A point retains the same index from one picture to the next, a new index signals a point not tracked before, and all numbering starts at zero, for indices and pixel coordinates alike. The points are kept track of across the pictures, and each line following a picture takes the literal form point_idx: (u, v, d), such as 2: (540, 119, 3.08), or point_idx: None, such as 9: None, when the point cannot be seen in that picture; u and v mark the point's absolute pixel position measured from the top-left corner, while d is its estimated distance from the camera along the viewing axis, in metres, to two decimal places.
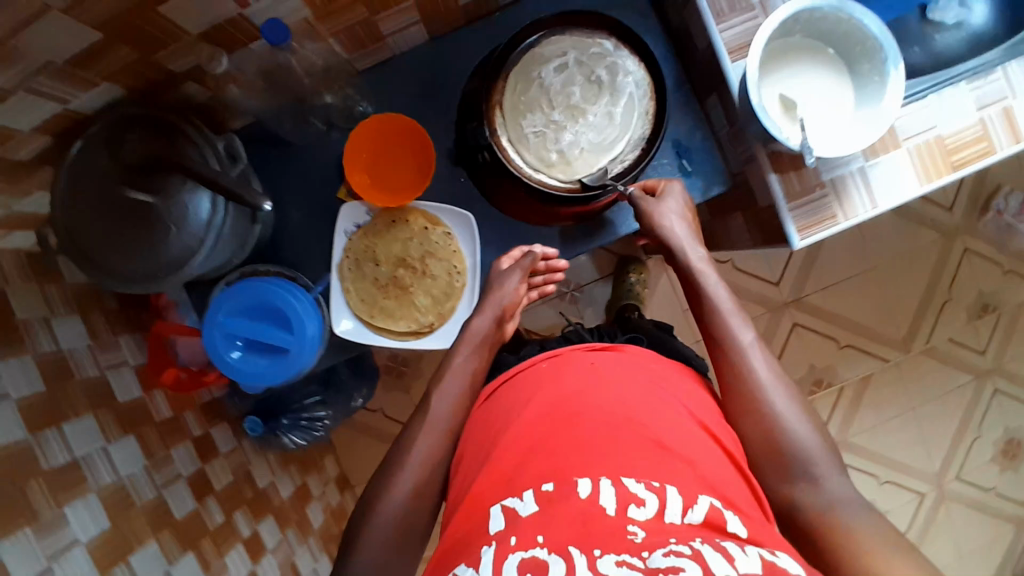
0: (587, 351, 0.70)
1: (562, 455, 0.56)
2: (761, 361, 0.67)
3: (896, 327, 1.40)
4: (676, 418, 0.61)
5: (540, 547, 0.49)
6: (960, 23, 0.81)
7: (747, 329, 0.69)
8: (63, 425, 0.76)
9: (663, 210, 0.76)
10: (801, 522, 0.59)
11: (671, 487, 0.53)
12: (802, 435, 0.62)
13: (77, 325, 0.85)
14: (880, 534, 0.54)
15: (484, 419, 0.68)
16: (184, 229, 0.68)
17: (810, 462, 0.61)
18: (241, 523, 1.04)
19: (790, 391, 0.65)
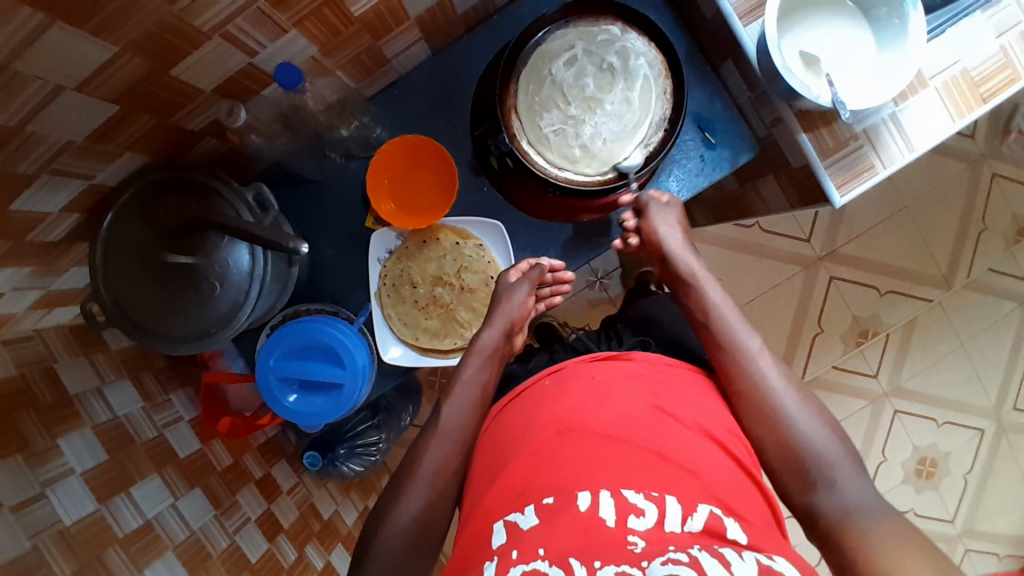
0: (590, 361, 0.69)
1: (566, 468, 0.57)
2: (770, 371, 0.69)
3: (934, 265, 1.36)
4: (680, 429, 0.61)
5: (540, 560, 0.50)
6: None
7: (753, 337, 0.72)
8: (132, 489, 0.76)
9: (658, 216, 0.83)
10: (818, 526, 0.62)
11: (671, 496, 0.54)
12: (817, 441, 0.65)
13: (128, 390, 0.82)
14: (894, 536, 0.57)
15: (498, 429, 0.67)
16: (228, 285, 0.68)
17: (824, 469, 0.63)
18: (314, 555, 1.05)
19: (801, 399, 0.68)
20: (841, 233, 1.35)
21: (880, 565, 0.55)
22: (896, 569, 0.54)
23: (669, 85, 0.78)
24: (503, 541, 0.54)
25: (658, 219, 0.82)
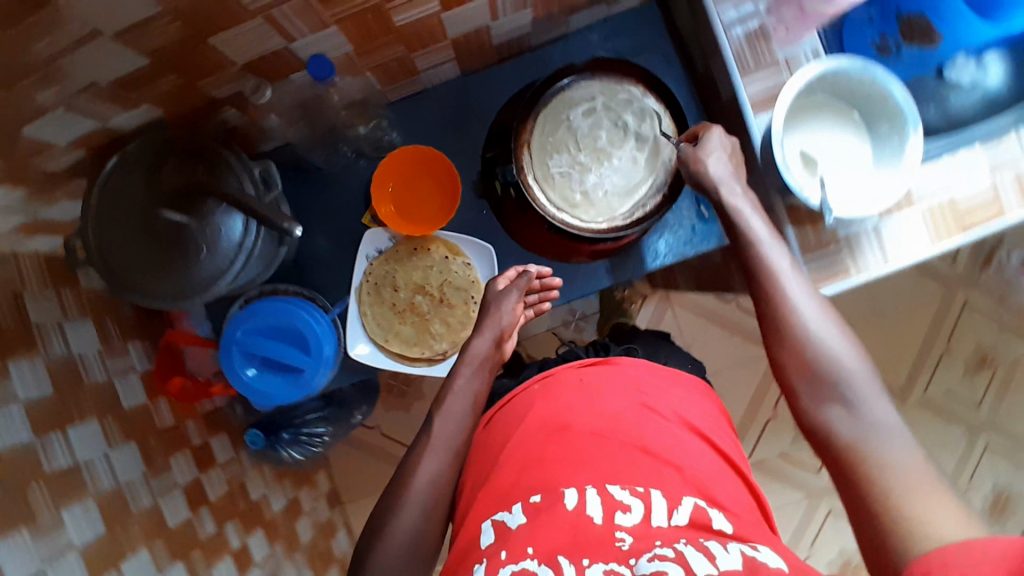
0: (578, 366, 0.73)
1: (552, 467, 0.61)
2: (790, 266, 0.66)
3: (895, 375, 1.41)
4: (662, 426, 0.65)
5: (529, 558, 0.54)
6: (975, 84, 0.83)
7: (775, 239, 0.69)
8: (69, 429, 0.76)
9: (703, 155, 0.73)
10: (830, 444, 0.57)
11: (655, 491, 0.58)
12: (844, 364, 0.60)
13: (88, 331, 0.83)
14: (916, 466, 0.52)
15: (493, 428, 0.71)
16: (215, 253, 0.70)
17: (846, 384, 0.59)
18: (232, 534, 1.04)
19: (819, 297, 0.65)
20: None
21: (893, 492, 0.51)
22: (912, 496, 0.50)
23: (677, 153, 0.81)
24: (493, 542, 0.58)
25: (704, 157, 0.73)
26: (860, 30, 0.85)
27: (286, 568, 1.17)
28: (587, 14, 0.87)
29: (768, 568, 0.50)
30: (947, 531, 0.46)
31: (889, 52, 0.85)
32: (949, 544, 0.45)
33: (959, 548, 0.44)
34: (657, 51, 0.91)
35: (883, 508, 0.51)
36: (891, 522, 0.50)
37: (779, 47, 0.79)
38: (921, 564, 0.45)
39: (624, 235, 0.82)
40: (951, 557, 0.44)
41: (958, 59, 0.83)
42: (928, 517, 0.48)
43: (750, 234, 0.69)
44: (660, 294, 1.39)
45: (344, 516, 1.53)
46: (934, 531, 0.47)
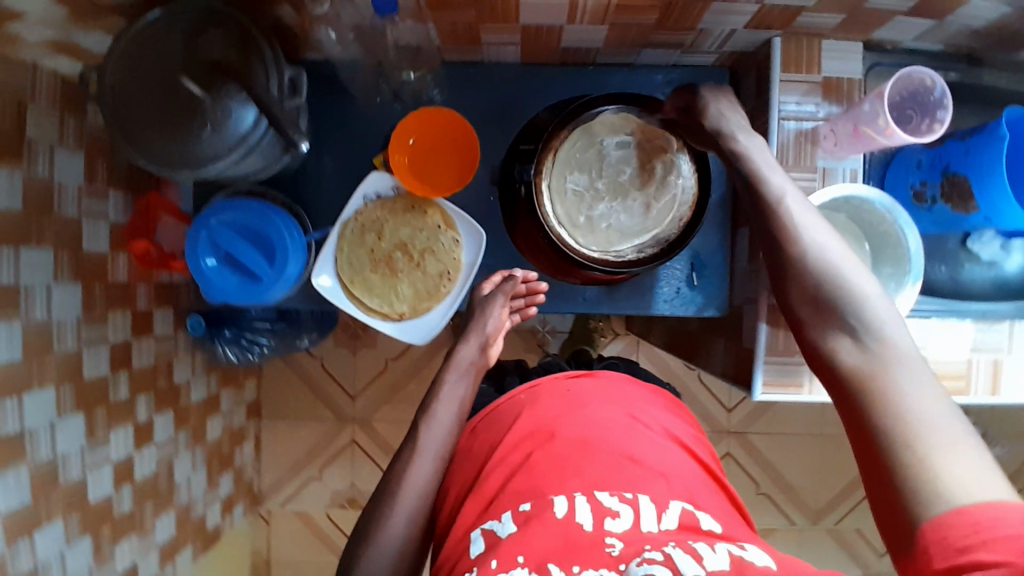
0: (564, 378, 0.80)
1: (540, 476, 0.65)
2: (805, 214, 0.65)
3: (817, 497, 1.52)
4: (642, 434, 0.71)
5: (520, 566, 0.57)
6: (992, 262, 0.88)
7: (789, 189, 0.66)
8: (21, 249, 0.78)
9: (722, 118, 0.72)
10: (840, 381, 0.56)
11: (643, 496, 0.63)
12: (860, 293, 0.59)
13: (78, 164, 0.87)
14: (933, 406, 0.51)
15: (478, 433, 0.77)
16: (220, 133, 0.68)
17: (856, 317, 0.58)
18: (142, 407, 1.04)
19: (835, 234, 0.63)
20: (756, 422, 1.50)
21: (915, 433, 0.50)
22: (936, 440, 0.49)
23: (690, 216, 0.81)
24: (483, 551, 0.62)
25: (709, 100, 0.74)
26: (905, 172, 0.86)
27: (184, 456, 1.19)
28: (660, 53, 0.87)
29: (754, 564, 0.55)
30: (967, 485, 0.46)
31: (925, 201, 0.85)
32: (976, 504, 0.44)
33: (982, 515, 0.44)
34: None
35: (904, 453, 0.49)
36: (907, 475, 0.48)
37: (822, 155, 0.82)
38: (934, 544, 0.45)
39: (622, 272, 0.83)
40: (973, 525, 0.44)
41: (985, 235, 0.87)
42: (948, 467, 0.47)
43: (769, 191, 0.67)
44: (632, 336, 1.45)
45: (257, 428, 1.54)
46: (954, 486, 0.46)
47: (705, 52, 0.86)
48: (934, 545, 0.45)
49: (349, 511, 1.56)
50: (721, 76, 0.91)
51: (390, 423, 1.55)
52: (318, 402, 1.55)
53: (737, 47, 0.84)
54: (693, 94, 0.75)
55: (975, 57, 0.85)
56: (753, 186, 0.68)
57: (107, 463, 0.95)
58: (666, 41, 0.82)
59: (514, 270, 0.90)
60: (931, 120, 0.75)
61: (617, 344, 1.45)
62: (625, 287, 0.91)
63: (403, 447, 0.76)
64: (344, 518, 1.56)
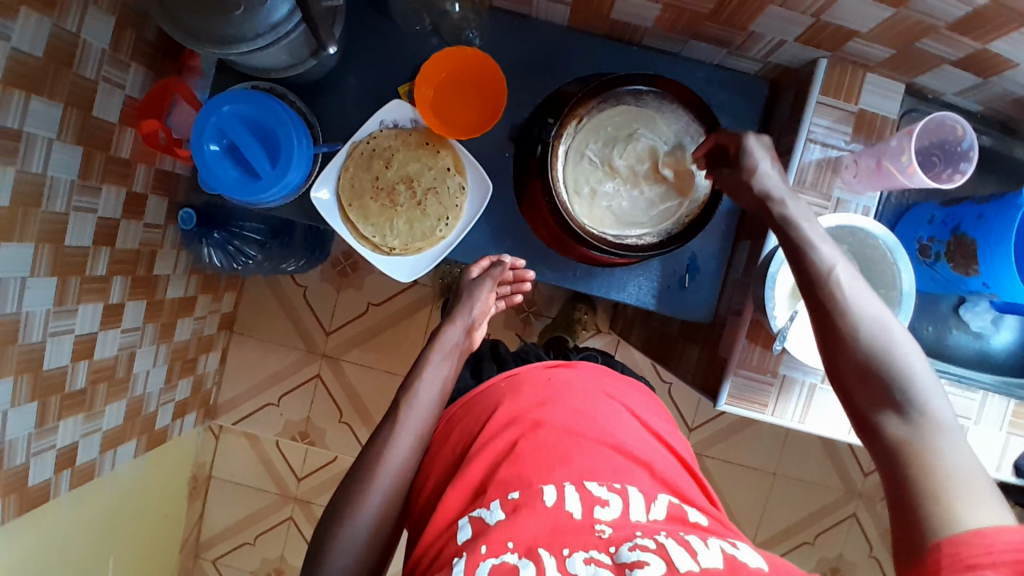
0: (543, 368, 0.79)
1: (526, 465, 0.65)
2: (858, 285, 0.64)
3: (755, 531, 1.53)
4: (627, 428, 0.73)
5: (511, 552, 0.57)
6: (980, 334, 0.88)
7: (842, 262, 0.65)
8: (33, 98, 0.77)
9: (754, 149, 0.71)
10: (877, 443, 0.59)
11: (631, 489, 0.64)
12: (910, 366, 0.59)
13: (107, 28, 0.87)
14: (967, 470, 0.54)
15: (456, 420, 0.77)
16: (251, 16, 0.67)
17: (904, 392, 0.59)
18: (117, 289, 1.03)
19: (881, 301, 0.63)
20: (716, 444, 1.51)
21: (945, 487, 0.53)
22: (962, 495, 0.52)
23: (699, 214, 0.82)
24: (470, 538, 0.60)
25: (755, 156, 0.71)
26: (916, 225, 0.86)
27: (147, 349, 1.17)
28: (705, 49, 0.86)
29: (746, 565, 0.56)
30: (989, 522, 0.50)
31: (928, 255, 0.85)
32: (1001, 528, 0.49)
33: (998, 538, 0.48)
34: (742, 120, 0.91)
35: (933, 501, 0.53)
36: (932, 518, 0.52)
37: (840, 186, 0.81)
38: (946, 559, 0.49)
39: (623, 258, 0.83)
40: (985, 546, 0.48)
41: (980, 305, 0.87)
42: (974, 515, 0.51)
43: (821, 261, 0.65)
44: (612, 335, 1.44)
45: (226, 341, 1.53)
46: (972, 522, 0.50)
47: (750, 58, 0.85)
48: (945, 560, 0.49)
49: (299, 445, 1.56)
50: (761, 88, 0.90)
51: (358, 366, 1.54)
52: (292, 330, 1.54)
53: (781, 61, 0.83)
54: (735, 144, 0.72)
55: (1009, 127, 0.85)
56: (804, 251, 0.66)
57: (68, 334, 0.94)
58: (712, 36, 0.81)
59: (502, 256, 0.89)
60: (953, 169, 0.76)
61: (596, 340, 1.44)
62: (617, 273, 0.91)
63: (384, 424, 0.75)
64: (292, 450, 1.56)
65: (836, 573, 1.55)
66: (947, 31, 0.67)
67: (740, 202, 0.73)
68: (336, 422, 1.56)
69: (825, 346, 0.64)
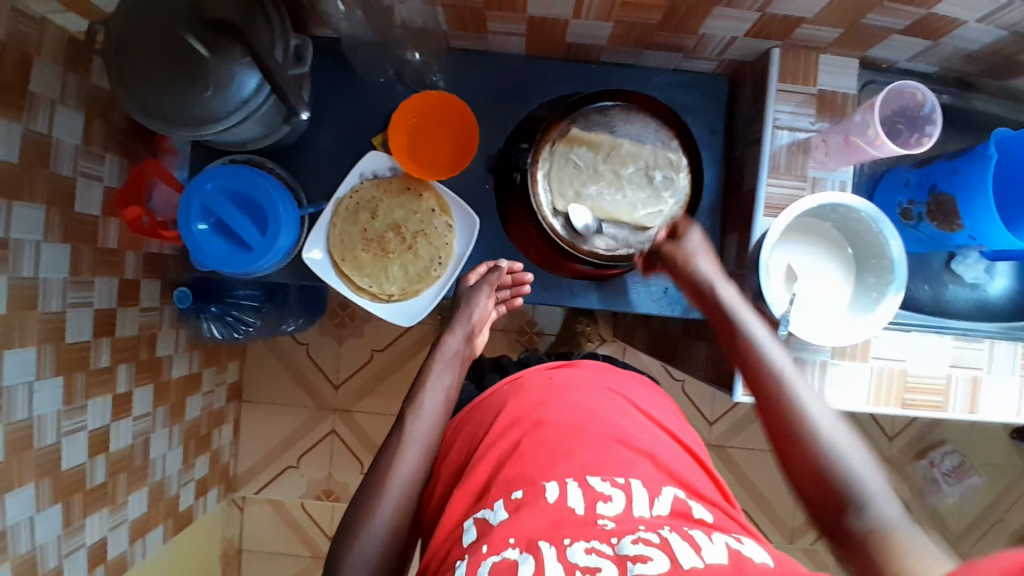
0: (546, 369, 0.78)
1: (529, 462, 0.64)
2: (806, 392, 0.71)
3: (792, 515, 1.52)
4: (635, 423, 0.71)
5: (512, 548, 0.56)
6: (976, 285, 0.90)
7: (793, 371, 0.72)
8: (14, 203, 0.78)
9: (691, 252, 0.80)
10: (846, 539, 0.61)
11: (635, 483, 0.62)
12: (853, 465, 0.65)
13: (78, 123, 0.88)
14: (925, 551, 0.57)
15: (462, 426, 0.77)
16: (221, 95, 0.68)
17: (857, 488, 0.63)
18: (122, 377, 1.03)
19: (825, 408, 0.70)
20: (738, 434, 1.51)
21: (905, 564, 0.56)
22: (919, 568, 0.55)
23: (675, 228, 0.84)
24: (475, 539, 0.60)
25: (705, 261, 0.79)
26: (893, 190, 0.88)
27: (160, 433, 1.16)
28: (663, 56, 0.88)
29: (749, 561, 0.54)
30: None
31: (911, 219, 0.87)
32: None
33: None
34: (709, 116, 0.93)
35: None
36: None
37: (814, 166, 0.83)
38: None
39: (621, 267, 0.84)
40: None
41: (970, 257, 0.88)
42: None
43: (773, 368, 0.72)
44: (618, 343, 1.45)
45: (236, 412, 1.52)
46: None
47: (706, 59, 0.87)
48: None
49: (325, 503, 1.54)
50: (722, 84, 0.92)
51: (371, 414, 1.54)
52: (300, 389, 1.54)
53: (736, 56, 0.86)
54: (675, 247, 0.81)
55: (966, 83, 0.87)
56: (749, 359, 0.74)
57: (82, 431, 0.93)
58: (667, 43, 0.83)
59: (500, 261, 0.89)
60: (919, 134, 0.78)
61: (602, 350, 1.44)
62: (615, 283, 0.92)
63: (391, 437, 0.76)
64: (319, 509, 1.54)
65: None
66: (891, 4, 0.70)
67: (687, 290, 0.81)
68: (358, 473, 1.54)
69: (783, 458, 0.68)
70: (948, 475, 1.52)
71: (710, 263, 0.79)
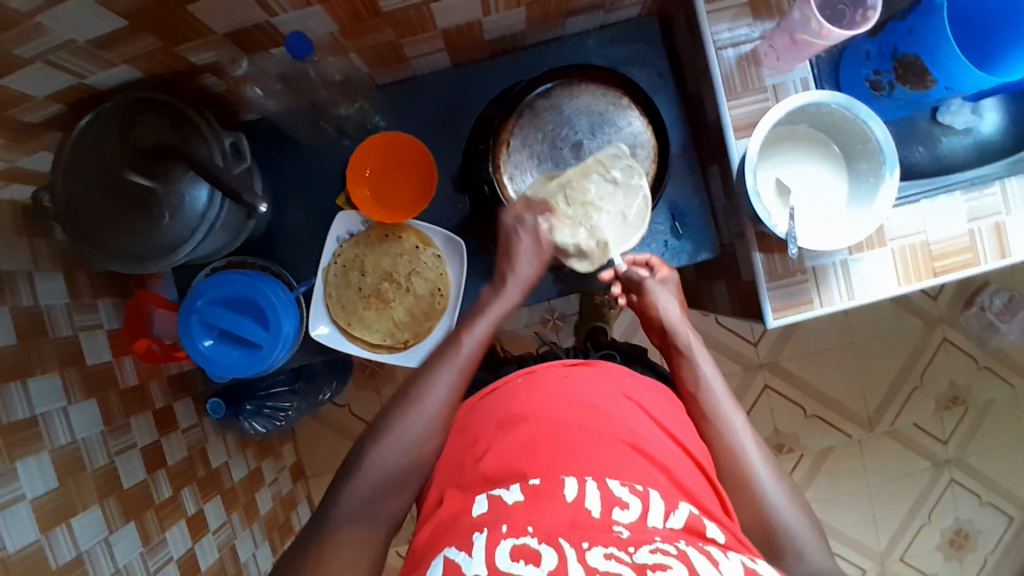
0: (562, 365, 0.74)
1: (548, 456, 0.62)
2: (743, 429, 0.71)
3: (864, 404, 1.51)
4: (649, 430, 0.67)
5: (530, 535, 0.53)
6: (968, 129, 0.87)
7: (732, 406, 0.72)
8: (29, 380, 0.79)
9: (655, 287, 0.80)
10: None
11: (653, 493, 0.59)
12: (787, 515, 0.65)
13: (60, 283, 0.88)
14: None
15: (478, 412, 0.72)
16: (179, 218, 0.69)
17: (791, 539, 0.64)
18: (188, 499, 1.03)
19: (762, 445, 0.70)
20: (786, 346, 1.49)
21: None
22: None
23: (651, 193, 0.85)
24: (489, 513, 0.58)
25: (657, 295, 0.79)
26: (857, 65, 0.86)
27: (241, 537, 1.15)
28: (584, 18, 0.86)
29: None
30: None
31: (883, 88, 0.85)
32: None
33: None
34: (650, 59, 0.90)
35: None
36: None
37: (770, 74, 0.81)
38: None
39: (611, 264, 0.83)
40: None
41: (954, 104, 0.86)
42: None
43: (713, 403, 0.72)
44: None
45: (307, 490, 1.54)
46: None
47: (628, 5, 0.85)
48: None
49: None
50: (652, 23, 0.90)
51: None
52: None
53: None
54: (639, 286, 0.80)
55: None
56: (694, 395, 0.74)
57: (171, 563, 0.94)
58: (585, 5, 0.81)
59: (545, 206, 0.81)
60: (863, 9, 0.76)
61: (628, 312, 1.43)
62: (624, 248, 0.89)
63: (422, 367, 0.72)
64: None
65: (959, 401, 1.52)
66: None
67: (644, 320, 0.82)
68: None
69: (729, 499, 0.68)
70: (1003, 314, 1.49)
71: (672, 306, 0.79)
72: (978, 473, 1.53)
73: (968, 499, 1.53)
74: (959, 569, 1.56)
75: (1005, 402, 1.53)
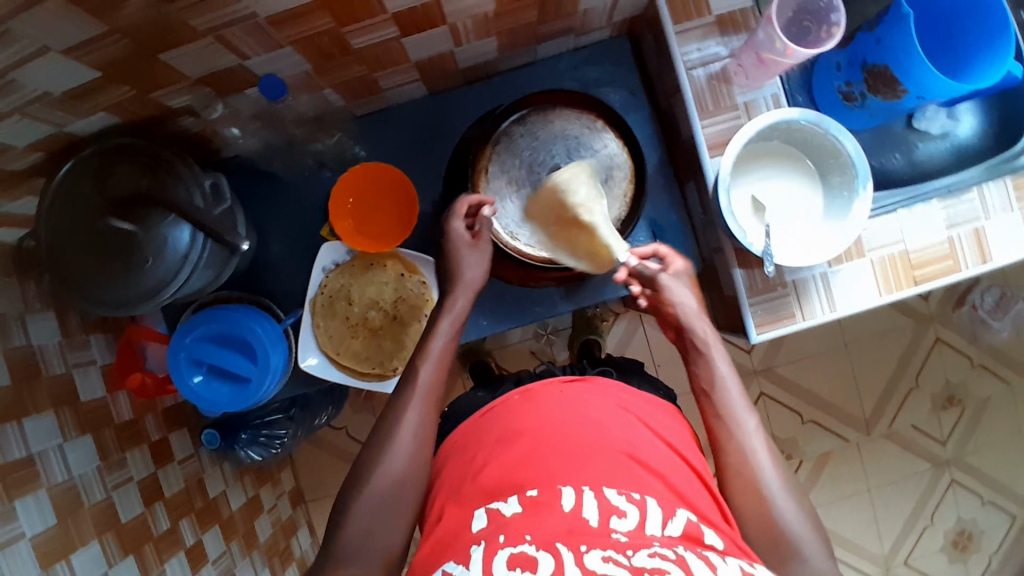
0: (559, 381, 0.74)
1: (547, 466, 0.63)
2: (753, 428, 0.68)
3: (860, 406, 1.51)
4: (647, 441, 0.67)
5: (529, 544, 0.54)
6: (945, 133, 0.88)
7: (745, 406, 0.69)
8: (24, 420, 0.80)
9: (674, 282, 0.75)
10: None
11: (650, 501, 0.59)
12: (789, 519, 0.63)
13: (51, 322, 0.89)
14: None
15: (474, 435, 0.71)
16: (160, 261, 0.70)
17: (794, 544, 0.62)
18: (187, 531, 1.03)
19: (770, 445, 0.68)
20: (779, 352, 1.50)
21: None
22: None
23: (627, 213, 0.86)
24: (487, 528, 0.59)
25: (674, 290, 0.75)
26: (829, 75, 0.87)
27: (242, 566, 1.15)
28: (556, 43, 0.87)
29: None
30: None
31: (855, 99, 0.85)
32: None
33: None
34: (625, 79, 0.92)
35: None
36: None
37: (741, 91, 0.82)
38: None
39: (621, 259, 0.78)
40: None
41: (929, 110, 0.87)
42: None
43: (723, 399, 0.70)
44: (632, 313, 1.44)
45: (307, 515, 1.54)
46: None
47: (598, 29, 0.87)
48: None
49: None
50: (624, 43, 0.91)
51: None
52: None
53: (626, 14, 0.85)
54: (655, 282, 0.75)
55: None
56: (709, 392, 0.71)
57: None
58: (555, 31, 0.83)
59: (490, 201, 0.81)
60: (828, 25, 0.77)
61: (620, 325, 1.43)
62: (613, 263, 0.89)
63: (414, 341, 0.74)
64: None
65: (955, 401, 1.52)
66: None
67: (660, 314, 0.77)
68: None
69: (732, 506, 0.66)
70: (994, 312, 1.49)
71: (690, 301, 0.74)
72: (978, 471, 1.53)
73: (970, 498, 1.53)
74: (965, 569, 1.55)
75: (1003, 399, 1.53)
